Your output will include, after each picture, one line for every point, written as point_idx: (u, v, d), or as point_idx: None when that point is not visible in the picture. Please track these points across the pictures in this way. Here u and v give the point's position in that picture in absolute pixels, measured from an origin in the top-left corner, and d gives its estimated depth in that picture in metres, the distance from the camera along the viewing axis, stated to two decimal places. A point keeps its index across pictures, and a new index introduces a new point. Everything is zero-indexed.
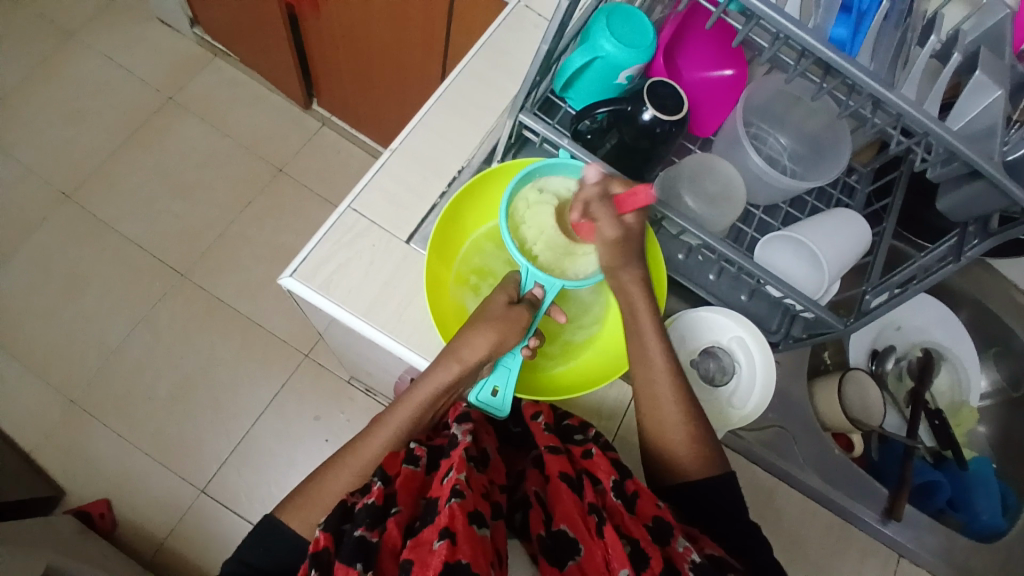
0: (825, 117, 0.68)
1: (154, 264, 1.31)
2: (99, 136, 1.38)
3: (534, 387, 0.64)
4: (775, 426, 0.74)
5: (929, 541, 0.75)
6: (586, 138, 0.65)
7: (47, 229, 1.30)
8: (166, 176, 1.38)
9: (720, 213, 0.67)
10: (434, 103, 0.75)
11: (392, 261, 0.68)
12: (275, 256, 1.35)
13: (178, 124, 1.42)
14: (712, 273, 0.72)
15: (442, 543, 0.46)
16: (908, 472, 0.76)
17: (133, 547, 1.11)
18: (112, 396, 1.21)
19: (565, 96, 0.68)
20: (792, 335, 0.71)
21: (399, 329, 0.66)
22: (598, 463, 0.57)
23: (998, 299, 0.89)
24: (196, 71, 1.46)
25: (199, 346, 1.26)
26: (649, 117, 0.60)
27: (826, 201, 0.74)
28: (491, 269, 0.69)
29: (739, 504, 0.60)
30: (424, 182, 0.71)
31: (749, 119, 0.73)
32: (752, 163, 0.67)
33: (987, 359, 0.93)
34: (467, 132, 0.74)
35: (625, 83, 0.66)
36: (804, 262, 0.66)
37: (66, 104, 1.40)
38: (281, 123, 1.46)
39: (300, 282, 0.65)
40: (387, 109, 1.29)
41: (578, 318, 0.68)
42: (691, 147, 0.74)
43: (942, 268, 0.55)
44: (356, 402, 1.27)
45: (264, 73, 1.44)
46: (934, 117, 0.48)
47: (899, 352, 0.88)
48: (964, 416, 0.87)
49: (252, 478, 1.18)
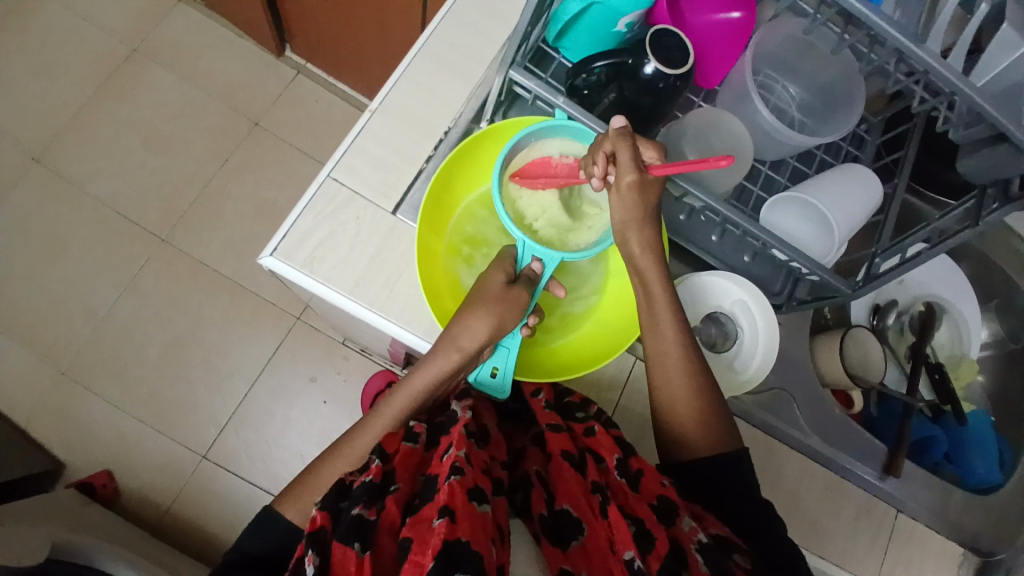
0: (842, 67, 0.62)
1: (133, 227, 1.25)
2: (61, 92, 1.29)
3: (534, 365, 0.62)
4: (776, 390, 0.73)
5: (924, 497, 0.77)
6: (582, 93, 0.61)
7: (17, 193, 1.24)
8: (137, 132, 1.30)
9: (727, 173, 0.63)
10: (416, 55, 0.69)
11: (379, 235, 0.64)
12: (259, 215, 1.30)
13: (144, 75, 1.33)
14: (716, 234, 0.69)
15: (442, 522, 0.45)
16: (906, 429, 0.76)
17: (138, 512, 1.13)
18: (102, 366, 1.19)
19: (559, 47, 0.63)
20: (796, 297, 0.69)
21: (390, 305, 0.63)
22: (601, 441, 0.58)
23: (1003, 250, 0.87)
24: (160, 16, 1.35)
25: (187, 310, 1.23)
26: (652, 71, 0.55)
27: (835, 154, 0.71)
28: (484, 238, 0.65)
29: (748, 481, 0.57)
30: (410, 145, 0.67)
31: (758, 67, 0.68)
32: (762, 118, 0.63)
33: (988, 311, 0.92)
34: (456, 86, 0.69)
35: (625, 32, 0.61)
36: (811, 223, 0.64)
37: (24, 57, 1.30)
38: (254, 71, 1.36)
39: (282, 260, 0.62)
40: (367, 55, 1.20)
41: (576, 289, 0.66)
42: (695, 100, 0.69)
43: (960, 233, 0.52)
44: (351, 362, 1.26)
45: (232, 16, 1.33)
46: (960, 74, 0.44)
47: (901, 307, 0.87)
48: (964, 371, 0.86)
49: (252, 441, 1.19)
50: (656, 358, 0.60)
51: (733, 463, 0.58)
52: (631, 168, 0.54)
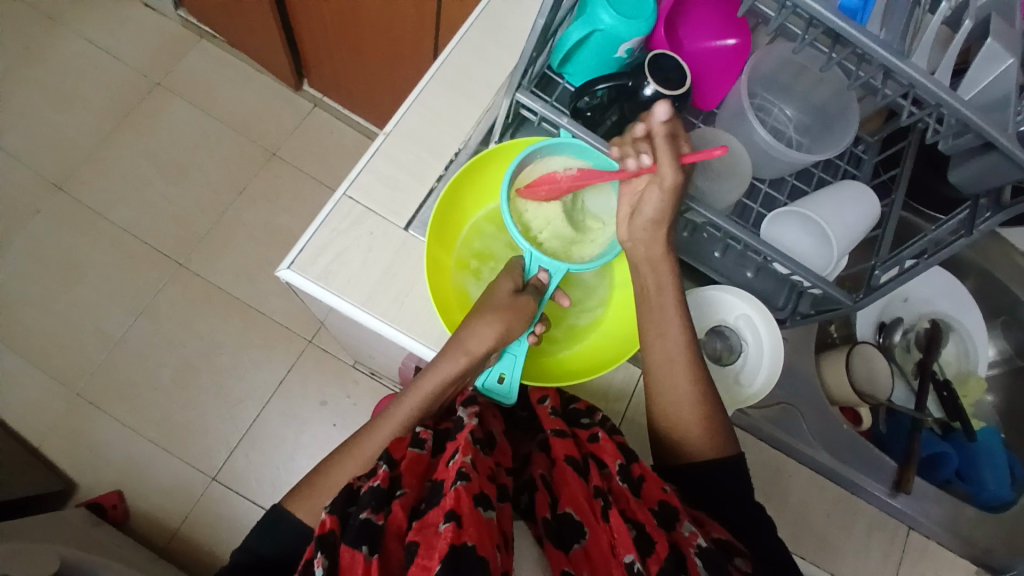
0: (833, 88, 0.66)
1: (151, 252, 1.30)
2: (88, 124, 1.35)
3: (540, 372, 0.63)
4: (782, 404, 0.73)
5: (935, 512, 0.76)
6: (586, 115, 0.62)
7: (42, 220, 1.29)
8: (158, 161, 1.35)
9: (727, 188, 0.65)
10: (429, 81, 0.72)
11: (391, 249, 0.66)
12: (273, 240, 1.33)
13: (167, 108, 1.39)
14: (717, 250, 0.71)
15: (448, 526, 0.46)
16: (915, 444, 0.76)
17: (146, 533, 1.13)
18: (116, 387, 1.21)
19: (564, 72, 0.66)
20: (800, 311, 0.69)
21: (401, 316, 0.65)
22: (605, 447, 0.58)
23: (1006, 267, 0.88)
24: (184, 54, 1.43)
25: (201, 332, 1.26)
26: (650, 92, 0.59)
27: (833, 173, 0.73)
28: (492, 252, 0.68)
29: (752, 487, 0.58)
30: (422, 164, 0.70)
31: (754, 90, 0.71)
32: (757, 137, 0.65)
33: (995, 329, 0.92)
34: (466, 109, 0.72)
35: (625, 56, 0.64)
36: (812, 237, 0.65)
37: (55, 92, 1.37)
38: (272, 104, 1.42)
39: (298, 273, 0.64)
40: (380, 87, 1.25)
41: (582, 301, 0.67)
42: (693, 121, 0.71)
43: (953, 243, 0.53)
44: (361, 384, 1.27)
45: (252, 53, 1.40)
46: (946, 87, 0.46)
47: (907, 324, 0.87)
48: (971, 387, 0.86)
49: (261, 463, 1.19)
50: (659, 365, 0.61)
51: (735, 470, 0.59)
52: (674, 169, 0.57)
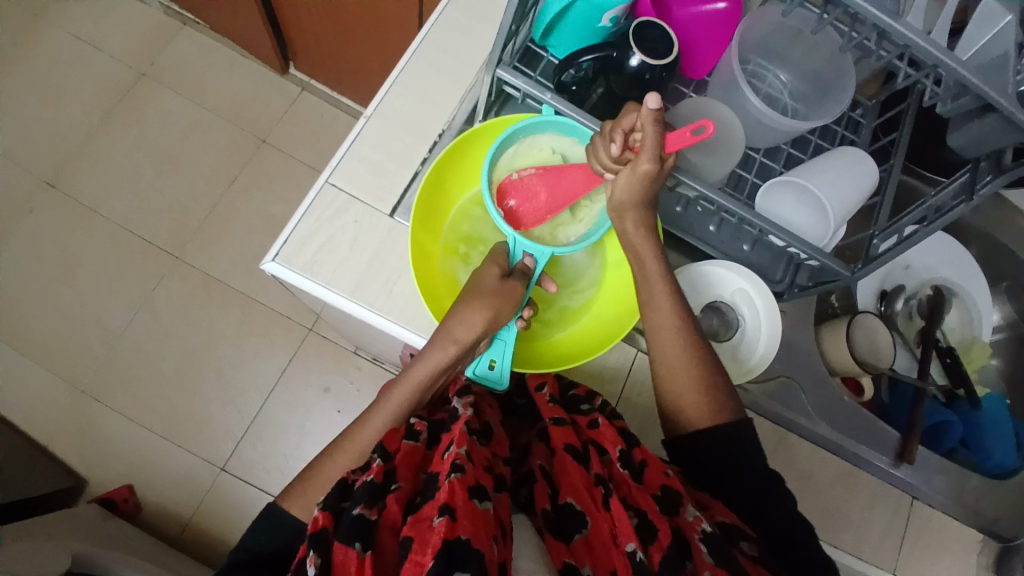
0: (830, 53, 0.63)
1: (147, 247, 1.29)
2: (76, 118, 1.34)
3: (531, 358, 0.63)
4: (781, 377, 0.73)
5: (938, 482, 0.75)
6: (571, 89, 0.60)
7: (35, 219, 1.28)
8: (150, 153, 1.34)
9: (719, 161, 0.63)
10: (410, 59, 0.70)
11: (377, 237, 0.65)
12: (269, 229, 1.32)
13: (154, 99, 1.37)
14: (712, 224, 0.69)
15: (441, 520, 0.45)
16: (918, 415, 0.75)
17: (158, 526, 1.14)
18: (120, 383, 1.21)
19: (546, 45, 0.63)
20: (797, 283, 0.68)
21: (389, 305, 0.64)
22: (605, 434, 0.57)
23: (1010, 231, 0.86)
24: (169, 42, 1.40)
25: (201, 325, 1.26)
26: (637, 63, 0.56)
27: (830, 139, 0.70)
28: (480, 236, 0.66)
29: (751, 465, 0.57)
30: (406, 148, 0.68)
31: (747, 56, 0.68)
32: (751, 106, 0.63)
33: (999, 294, 0.90)
34: (450, 88, 0.70)
35: (610, 26, 0.62)
36: (808, 209, 0.63)
37: (41, 87, 1.35)
38: (260, 90, 1.40)
39: (283, 265, 0.63)
40: (369, 68, 1.22)
41: (573, 283, 0.66)
42: (684, 91, 0.69)
43: (955, 208, 0.51)
44: (362, 370, 1.27)
45: (237, 39, 1.37)
46: (945, 47, 0.43)
47: (909, 292, 0.85)
48: (975, 353, 0.86)
49: (268, 452, 1.20)
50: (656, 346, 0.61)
51: (730, 443, 0.58)
52: (651, 158, 0.53)
